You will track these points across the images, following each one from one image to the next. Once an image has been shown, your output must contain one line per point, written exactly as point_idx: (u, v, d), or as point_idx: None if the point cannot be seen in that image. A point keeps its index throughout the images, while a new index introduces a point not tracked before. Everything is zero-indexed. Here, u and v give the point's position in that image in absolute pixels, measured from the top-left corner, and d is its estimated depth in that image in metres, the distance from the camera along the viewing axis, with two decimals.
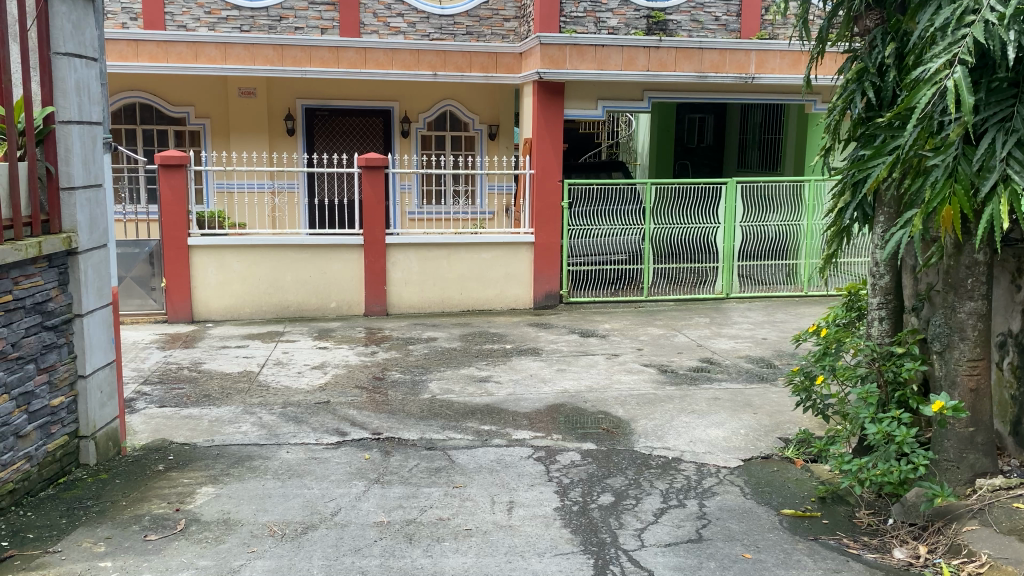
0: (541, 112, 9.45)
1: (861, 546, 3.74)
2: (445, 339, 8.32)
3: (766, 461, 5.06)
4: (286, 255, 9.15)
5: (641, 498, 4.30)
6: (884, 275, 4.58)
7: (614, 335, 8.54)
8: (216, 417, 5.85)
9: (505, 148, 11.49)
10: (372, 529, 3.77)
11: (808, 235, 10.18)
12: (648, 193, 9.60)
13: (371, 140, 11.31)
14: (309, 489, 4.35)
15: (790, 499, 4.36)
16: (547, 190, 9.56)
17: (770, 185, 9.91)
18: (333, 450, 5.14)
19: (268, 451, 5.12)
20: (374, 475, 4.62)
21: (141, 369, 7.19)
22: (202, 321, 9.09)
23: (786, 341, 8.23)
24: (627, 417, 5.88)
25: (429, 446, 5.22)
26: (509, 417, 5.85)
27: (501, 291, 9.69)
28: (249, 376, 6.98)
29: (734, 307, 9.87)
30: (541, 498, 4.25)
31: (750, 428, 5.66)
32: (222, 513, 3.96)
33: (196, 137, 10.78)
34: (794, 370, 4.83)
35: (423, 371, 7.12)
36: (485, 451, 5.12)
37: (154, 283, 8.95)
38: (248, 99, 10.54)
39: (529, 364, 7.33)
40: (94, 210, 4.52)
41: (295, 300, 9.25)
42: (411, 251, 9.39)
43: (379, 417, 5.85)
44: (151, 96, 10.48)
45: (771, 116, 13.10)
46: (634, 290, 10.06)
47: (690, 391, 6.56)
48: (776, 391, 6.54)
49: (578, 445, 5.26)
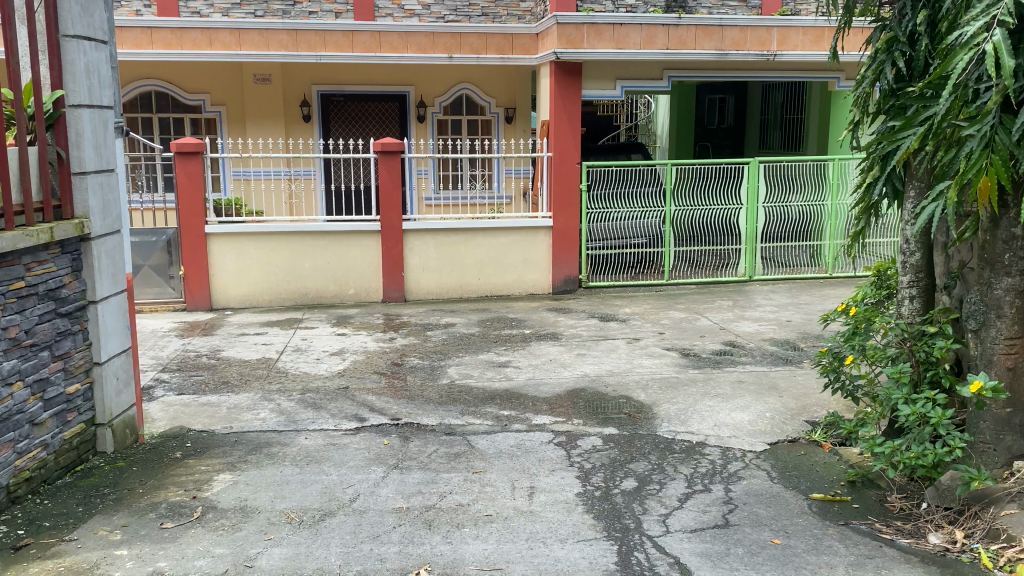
0: (559, 92, 9.32)
1: (894, 531, 3.61)
2: (464, 324, 8.24)
3: (793, 445, 4.95)
4: (304, 242, 9.09)
5: (666, 483, 4.20)
6: (915, 252, 4.47)
7: (635, 319, 8.43)
8: (235, 404, 5.83)
9: (523, 131, 11.34)
10: (391, 515, 3.70)
11: (833, 215, 9.99)
12: (669, 174, 9.47)
13: (387, 125, 11.22)
14: (328, 475, 4.29)
15: (819, 483, 4.26)
16: (565, 173, 9.42)
17: (793, 165, 9.74)
18: (352, 436, 5.09)
19: (287, 437, 5.07)
20: (393, 461, 4.56)
21: (160, 357, 7.18)
22: (221, 309, 9.08)
23: (812, 323, 8.07)
24: (650, 401, 5.77)
25: (449, 432, 5.15)
26: (529, 402, 5.76)
27: (520, 276, 9.59)
28: (268, 363, 6.95)
29: (757, 290, 9.70)
30: (562, 483, 4.17)
31: (777, 411, 5.53)
32: (239, 500, 3.92)
33: (212, 125, 10.75)
34: (822, 350, 4.73)
35: (442, 356, 7.05)
36: (506, 436, 5.05)
37: (173, 271, 8.96)
38: (264, 85, 10.48)
39: (549, 349, 7.25)
40: (107, 195, 4.47)
41: (313, 287, 9.20)
42: (429, 236, 9.30)
43: (398, 402, 5.79)
44: (166, 83, 10.44)
45: (793, 96, 12.92)
46: (655, 274, 9.91)
47: (713, 374, 6.44)
48: (802, 373, 6.41)
49: (600, 430, 5.16)
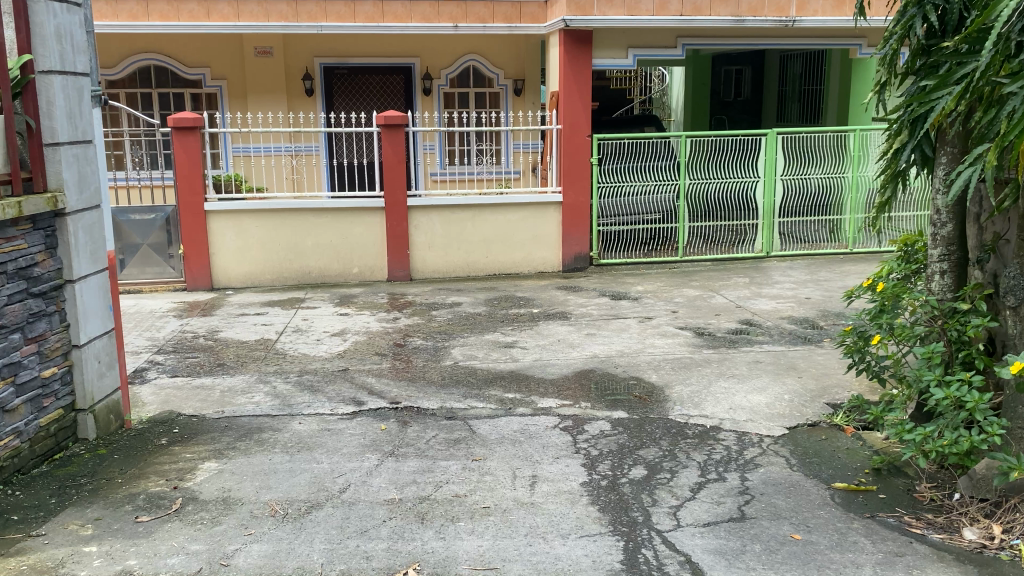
0: (568, 61, 8.97)
1: (925, 525, 3.33)
2: (470, 304, 7.98)
3: (813, 429, 4.68)
4: (307, 220, 8.84)
5: (677, 472, 3.94)
6: (947, 224, 4.16)
7: (647, 297, 8.13)
8: (229, 387, 5.62)
9: (532, 104, 11.01)
10: (382, 508, 3.45)
11: (854, 188, 9.62)
12: (683, 146, 9.14)
13: (392, 98, 10.91)
14: (318, 463, 4.06)
15: (841, 471, 3.99)
16: (576, 146, 9.09)
17: (813, 137, 9.39)
18: (348, 421, 4.85)
19: (280, 423, 4.85)
20: (389, 448, 4.32)
21: (156, 339, 6.97)
22: (222, 289, 8.87)
23: (832, 300, 7.75)
24: (662, 383, 5.50)
25: (450, 416, 4.90)
26: (535, 385, 5.50)
27: (529, 254, 9.30)
28: (266, 344, 6.72)
29: (775, 266, 9.37)
30: (567, 472, 3.91)
31: (796, 394, 5.24)
32: (223, 491, 3.70)
33: (213, 100, 10.48)
34: (846, 329, 4.43)
35: (446, 337, 6.79)
36: (509, 420, 4.79)
37: (173, 250, 8.76)
38: (266, 58, 10.23)
39: (557, 329, 6.98)
40: (83, 167, 4.22)
41: (316, 267, 8.96)
42: (435, 213, 9.02)
43: (398, 385, 5.55)
44: (165, 58, 10.21)
45: (812, 66, 12.48)
46: (669, 251, 9.60)
47: (729, 354, 6.15)
48: (823, 353, 6.10)
49: (608, 414, 4.90)
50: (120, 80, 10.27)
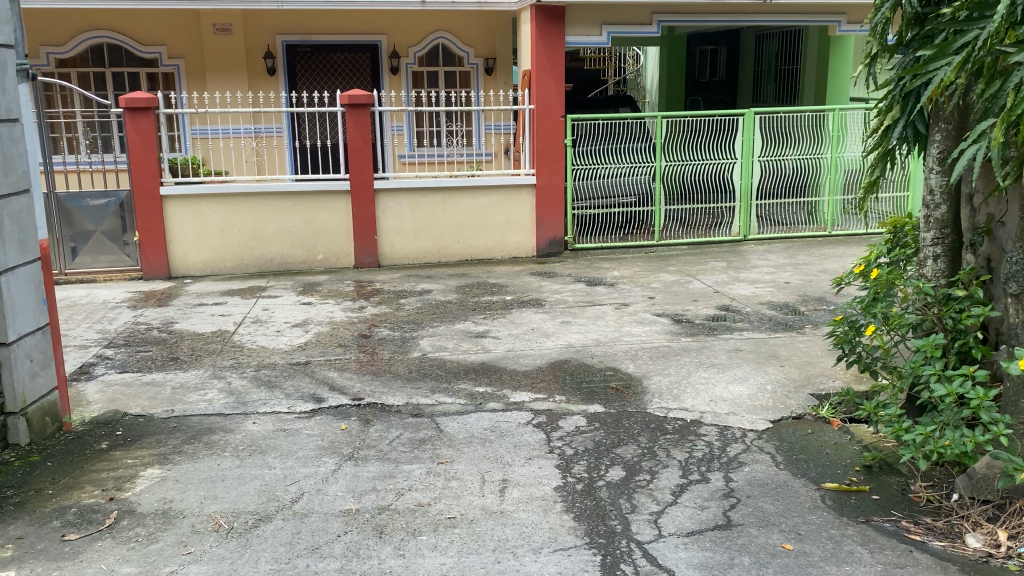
0: (540, 38, 8.63)
1: (924, 531, 3.10)
2: (440, 291, 7.67)
3: (798, 422, 4.47)
4: (268, 204, 8.46)
5: (657, 473, 3.67)
6: (940, 205, 3.92)
7: (623, 283, 7.87)
8: (180, 383, 5.29)
9: (503, 84, 10.64)
10: (337, 520, 3.16)
11: (833, 168, 9.43)
12: (658, 128, 8.89)
13: (358, 77, 10.50)
14: (271, 469, 3.76)
15: (831, 470, 3.76)
16: (549, 127, 8.77)
17: (790, 116, 9.16)
18: (306, 420, 4.56)
19: (233, 423, 4.54)
20: (348, 450, 4.02)
21: (107, 331, 6.60)
22: (181, 277, 8.48)
23: (813, 285, 7.53)
24: (639, 373, 5.25)
25: (416, 413, 4.61)
26: (506, 377, 5.22)
27: (502, 239, 8.99)
28: (223, 336, 6.38)
29: (753, 249, 9.15)
30: (540, 475, 3.63)
31: (779, 384, 5.01)
32: (163, 502, 3.39)
33: (170, 80, 10.02)
34: (836, 319, 4.20)
35: (414, 326, 6.49)
36: (479, 417, 4.51)
37: (127, 237, 8.36)
38: (225, 36, 9.79)
39: (530, 317, 6.69)
40: (9, 148, 3.85)
41: (278, 253, 8.59)
42: (402, 197, 8.68)
43: (362, 379, 5.25)
44: (120, 35, 9.73)
45: (788, 45, 12.25)
46: (645, 235, 9.33)
47: (708, 342, 5.90)
48: (805, 340, 5.87)
49: (584, 408, 4.64)
50: (72, 58, 9.78)
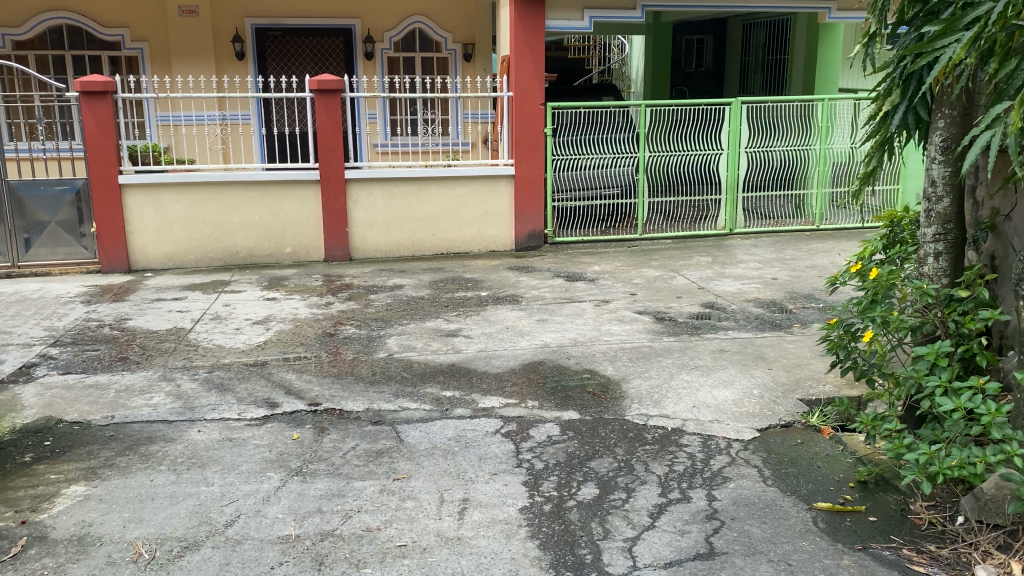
0: (520, 22, 8.27)
1: (929, 560, 2.81)
2: (412, 287, 7.31)
3: (786, 431, 4.17)
4: (234, 193, 8.06)
5: (634, 490, 3.34)
6: (943, 198, 3.61)
7: (604, 278, 7.54)
8: (126, 387, 4.92)
9: (483, 70, 10.28)
10: (273, 549, 2.85)
11: (821, 160, 9.11)
12: (642, 117, 8.56)
13: (331, 62, 10.12)
14: (208, 486, 3.41)
15: (823, 486, 3.46)
16: (528, 114, 8.42)
17: (777, 107, 8.85)
18: (255, 429, 4.22)
19: (176, 431, 4.19)
20: (297, 464, 3.67)
21: (55, 328, 6.20)
22: (141, 270, 8.08)
23: (800, 282, 7.22)
24: (618, 376, 4.91)
25: (376, 421, 4.26)
26: (476, 380, 4.87)
27: (480, 231, 8.64)
28: (178, 334, 6.00)
29: (739, 243, 8.85)
30: (504, 494, 3.29)
31: (767, 388, 4.70)
32: (82, 525, 3.05)
33: (133, 63, 9.58)
34: (830, 322, 3.87)
35: (382, 324, 6.13)
36: (444, 425, 4.17)
37: (84, 229, 7.92)
38: (191, 18, 9.36)
39: (506, 314, 6.35)
40: None
41: (244, 245, 8.20)
42: (375, 186, 8.29)
43: (321, 382, 4.89)
44: (79, 16, 9.29)
45: (776, 35, 11.95)
46: (628, 228, 9.03)
47: (692, 342, 5.58)
48: (793, 340, 5.57)
49: (557, 415, 4.31)
50: (29, 40, 9.35)
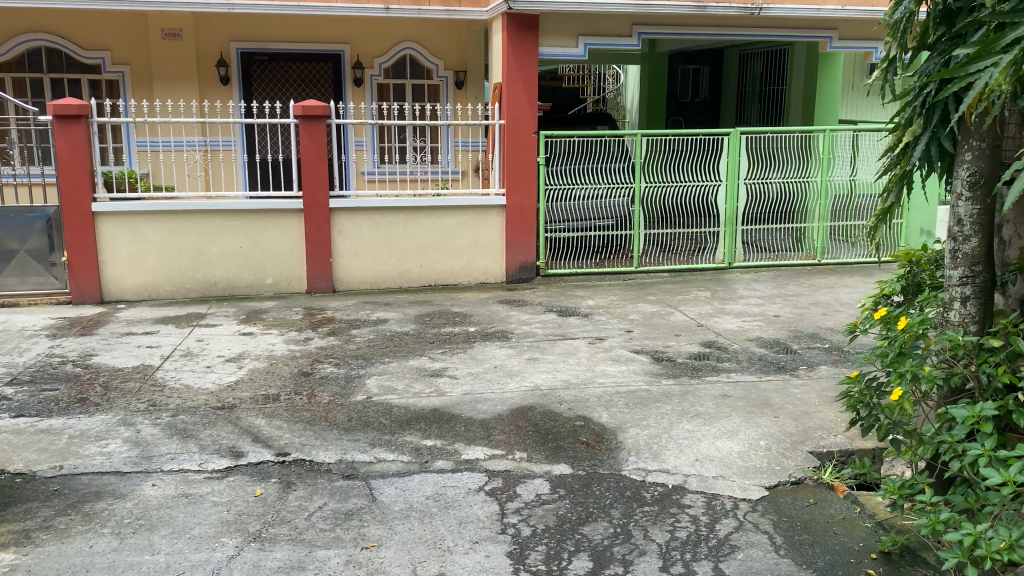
0: (513, 49, 8.02)
1: None
2: (397, 321, 6.95)
3: (797, 489, 3.82)
4: (213, 222, 7.72)
5: (632, 564, 3.04)
6: (971, 237, 3.28)
7: (598, 314, 7.20)
8: (81, 432, 4.54)
9: (474, 98, 10.03)
10: None
11: (822, 193, 8.84)
12: (638, 146, 8.28)
13: (319, 88, 9.85)
14: (152, 555, 3.07)
15: (841, 557, 3.13)
16: (520, 143, 8.14)
17: (777, 137, 8.60)
18: (215, 483, 3.84)
19: (127, 486, 3.81)
20: (256, 527, 3.32)
21: (13, 364, 5.82)
22: (114, 301, 7.71)
23: (804, 320, 6.89)
24: (614, 424, 4.55)
25: (348, 475, 3.90)
26: (459, 428, 4.50)
27: (469, 263, 8.31)
28: (145, 372, 5.62)
29: (738, 278, 8.54)
30: (485, 568, 2.99)
31: (775, 439, 4.34)
32: None
33: (114, 87, 9.30)
34: (850, 375, 3.50)
35: (363, 362, 5.77)
36: (422, 480, 3.81)
37: (55, 257, 7.55)
38: (174, 42, 9.09)
39: (494, 353, 5.99)
40: None
41: (223, 276, 7.85)
42: (361, 215, 7.97)
43: (292, 429, 4.51)
44: (58, 38, 9.01)
45: (773, 64, 11.74)
46: (624, 260, 8.69)
47: (692, 386, 5.22)
48: (799, 385, 5.22)
49: (547, 469, 3.94)
50: (6, 62, 9.06)
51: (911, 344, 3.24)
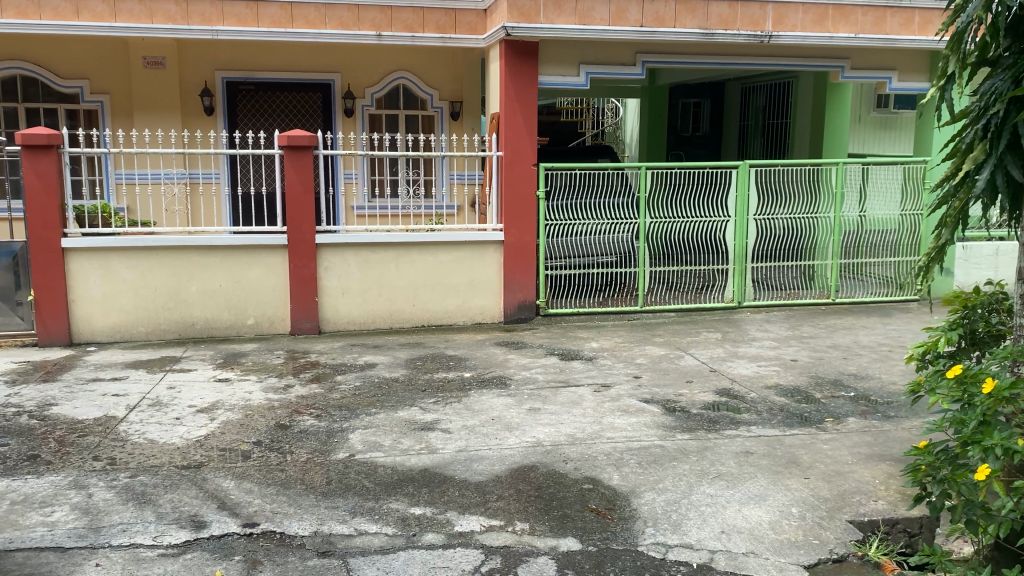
0: (510, 77, 7.64)
1: None
2: (387, 366, 6.45)
3: (841, 569, 3.33)
4: (191, 259, 7.25)
5: None
6: None
7: (603, 357, 6.71)
8: (24, 496, 4.02)
9: (471, 129, 9.66)
10: None
11: (834, 230, 8.41)
12: (642, 180, 7.89)
13: (307, 118, 9.49)
14: None
15: None
16: (518, 176, 7.73)
17: (786, 171, 8.19)
18: (169, 562, 3.33)
19: (66, 567, 3.29)
20: None
21: None
22: (85, 343, 7.21)
23: (824, 365, 6.42)
24: (626, 488, 4.04)
25: (323, 552, 3.40)
26: (452, 493, 3.99)
27: (464, 302, 7.84)
28: (106, 425, 5.09)
29: (749, 318, 8.08)
30: None
31: (808, 506, 3.83)
32: None
33: (93, 117, 8.90)
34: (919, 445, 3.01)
35: (347, 414, 5.25)
36: (408, 559, 3.31)
37: (21, 296, 7.08)
38: (156, 70, 8.67)
39: (491, 402, 5.48)
40: None
41: (201, 316, 7.35)
42: (350, 252, 7.51)
43: (263, 494, 4.00)
44: (34, 66, 8.63)
45: (778, 98, 11.42)
46: (628, 299, 8.23)
47: (711, 441, 4.72)
48: (829, 440, 4.72)
49: (553, 544, 3.44)
50: None
51: (994, 411, 2.71)
